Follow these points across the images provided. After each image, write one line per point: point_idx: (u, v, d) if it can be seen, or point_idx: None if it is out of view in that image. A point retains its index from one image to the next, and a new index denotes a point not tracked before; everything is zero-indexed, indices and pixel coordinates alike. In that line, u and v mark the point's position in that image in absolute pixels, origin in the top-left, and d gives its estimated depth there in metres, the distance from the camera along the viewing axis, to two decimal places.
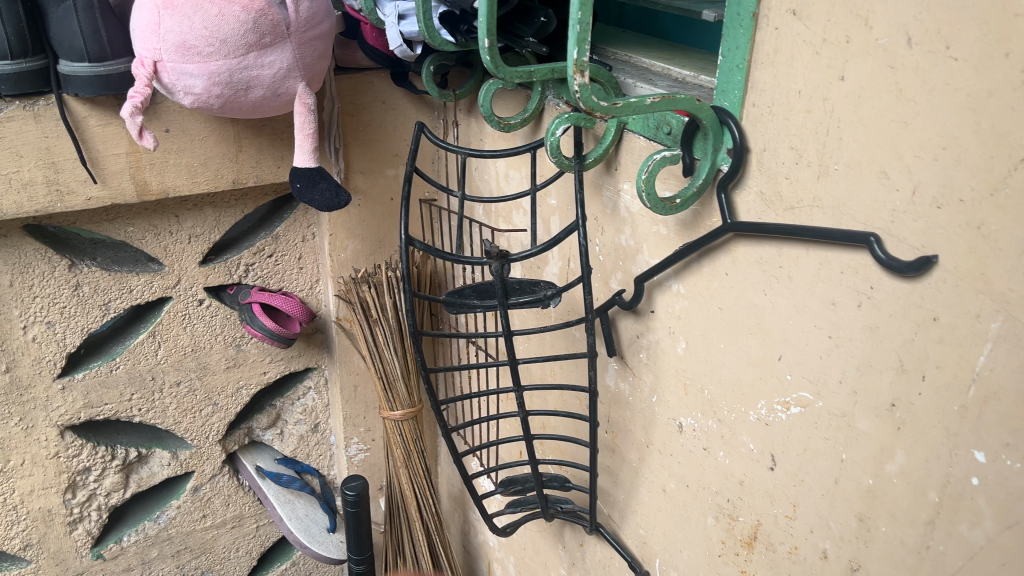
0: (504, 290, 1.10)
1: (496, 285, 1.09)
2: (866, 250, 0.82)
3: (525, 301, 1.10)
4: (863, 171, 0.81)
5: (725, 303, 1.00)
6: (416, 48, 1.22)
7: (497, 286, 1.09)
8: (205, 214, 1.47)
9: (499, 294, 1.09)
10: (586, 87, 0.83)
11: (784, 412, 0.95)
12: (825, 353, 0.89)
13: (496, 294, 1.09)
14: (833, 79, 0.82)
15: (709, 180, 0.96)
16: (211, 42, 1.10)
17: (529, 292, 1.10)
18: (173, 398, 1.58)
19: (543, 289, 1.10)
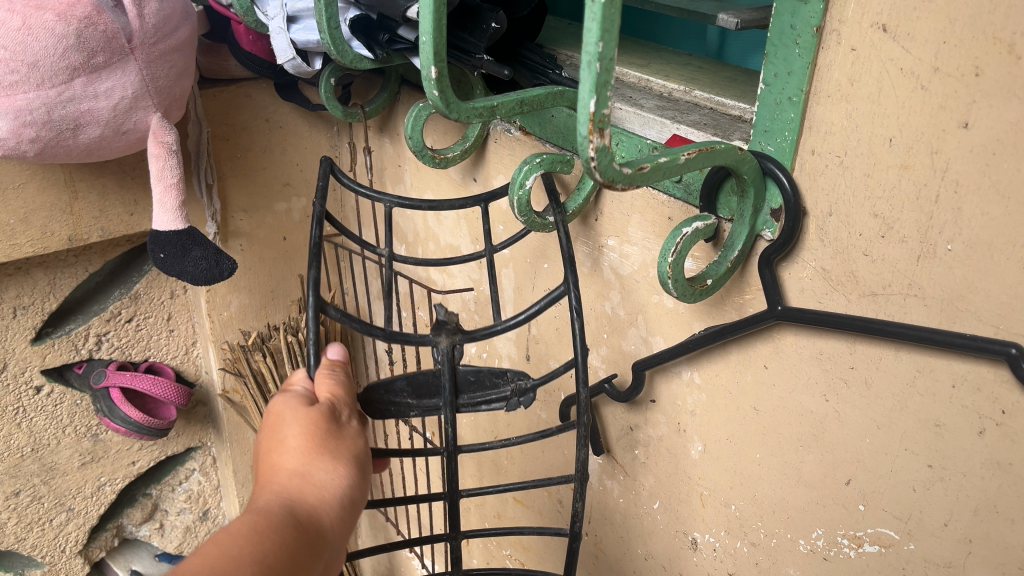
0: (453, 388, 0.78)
1: (445, 381, 0.77)
2: (998, 365, 0.59)
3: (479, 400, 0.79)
4: (995, 256, 0.57)
5: (762, 404, 0.77)
6: (315, 61, 0.91)
7: (446, 375, 0.77)
8: (34, 279, 1.10)
9: (446, 397, 0.78)
10: (605, 151, 0.55)
11: (854, 549, 0.73)
12: (922, 486, 0.66)
13: (443, 394, 0.78)
14: (948, 125, 0.58)
15: (745, 251, 0.71)
16: (13, 68, 0.76)
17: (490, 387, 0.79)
18: (12, 512, 1.23)
19: (505, 381, 0.79)
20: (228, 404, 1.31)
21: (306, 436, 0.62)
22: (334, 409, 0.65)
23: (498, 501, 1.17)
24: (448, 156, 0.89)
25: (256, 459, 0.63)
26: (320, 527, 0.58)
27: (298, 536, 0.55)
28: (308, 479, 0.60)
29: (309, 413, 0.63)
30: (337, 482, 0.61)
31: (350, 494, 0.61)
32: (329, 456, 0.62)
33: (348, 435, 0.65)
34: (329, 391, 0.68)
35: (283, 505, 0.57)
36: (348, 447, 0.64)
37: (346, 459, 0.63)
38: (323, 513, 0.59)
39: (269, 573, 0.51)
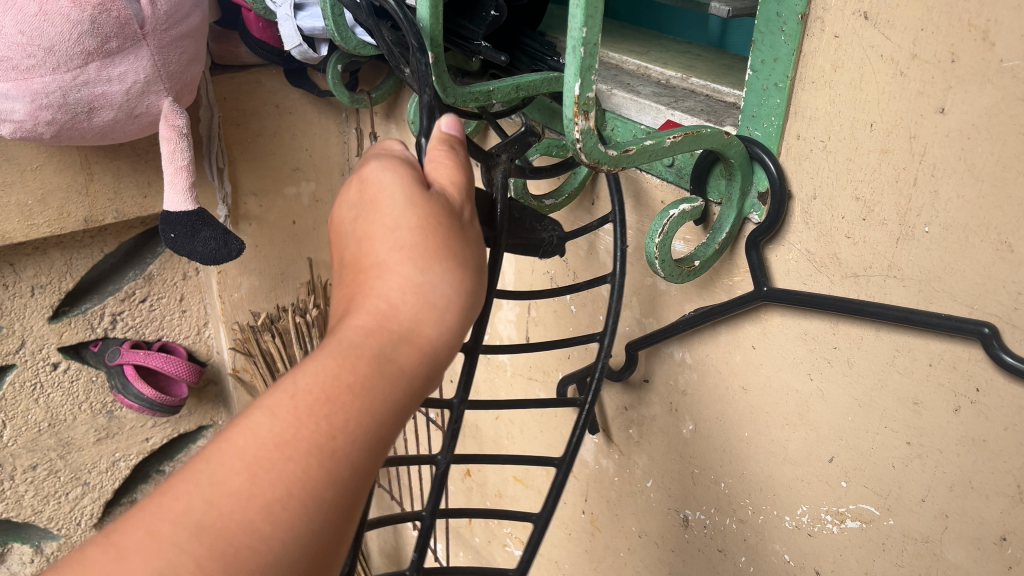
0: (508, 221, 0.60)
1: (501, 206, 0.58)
2: (972, 344, 0.61)
3: (518, 244, 0.66)
4: (969, 238, 0.59)
5: (751, 383, 0.79)
6: (321, 48, 0.94)
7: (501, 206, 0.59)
8: (51, 258, 1.14)
9: (501, 229, 0.59)
10: (591, 133, 0.57)
11: (837, 524, 0.75)
12: (901, 463, 0.68)
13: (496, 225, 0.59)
14: (926, 110, 0.59)
15: (733, 234, 0.73)
16: (31, 53, 0.79)
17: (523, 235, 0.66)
18: (29, 485, 1.27)
19: (545, 229, 0.67)
20: (238, 383, 1.36)
21: (419, 244, 0.46)
22: (457, 199, 0.50)
23: (499, 480, 1.19)
24: None
25: (352, 239, 0.48)
26: (425, 375, 0.46)
27: (394, 383, 0.44)
28: (421, 301, 0.45)
29: (428, 207, 0.47)
30: (453, 303, 0.47)
31: (463, 320, 0.48)
32: (448, 270, 0.46)
33: (470, 234, 0.50)
34: (451, 176, 0.51)
35: (387, 334, 0.44)
36: (472, 255, 0.49)
37: (471, 269, 0.48)
38: (432, 355, 0.46)
39: (357, 432, 0.42)
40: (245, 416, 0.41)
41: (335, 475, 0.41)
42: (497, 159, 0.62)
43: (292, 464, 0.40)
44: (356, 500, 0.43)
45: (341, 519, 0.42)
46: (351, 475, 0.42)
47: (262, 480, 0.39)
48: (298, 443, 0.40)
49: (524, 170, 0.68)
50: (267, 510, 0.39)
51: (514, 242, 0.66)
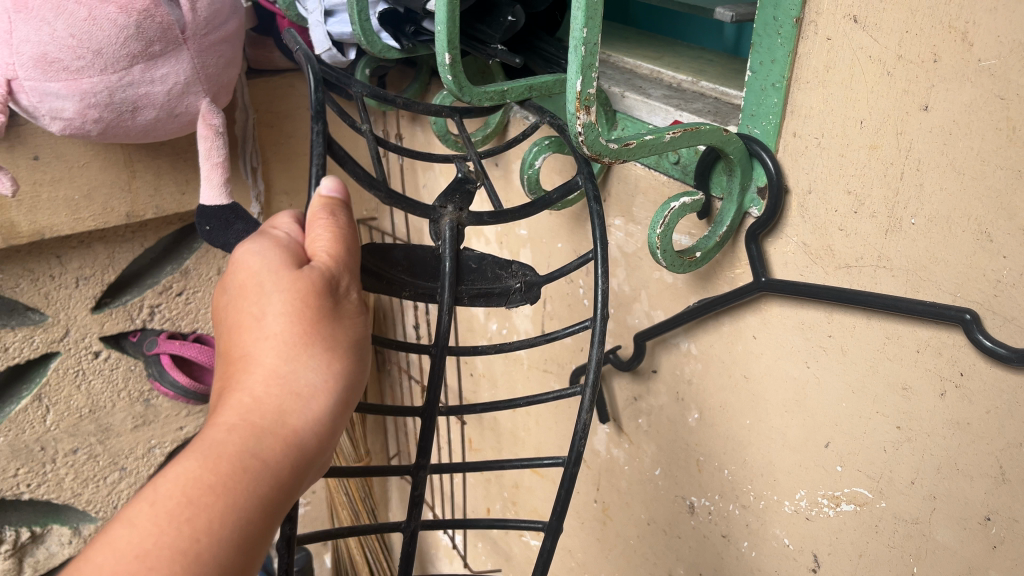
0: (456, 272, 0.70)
1: (448, 261, 0.69)
2: (955, 330, 0.64)
3: (481, 294, 0.72)
4: (953, 228, 0.62)
5: (752, 372, 0.82)
6: (350, 52, 0.99)
7: (447, 254, 0.69)
8: (95, 251, 1.20)
9: (445, 283, 0.69)
10: (592, 127, 0.62)
11: (832, 508, 0.78)
12: (892, 447, 0.71)
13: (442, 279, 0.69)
14: (911, 108, 0.63)
15: (734, 227, 0.76)
16: (80, 55, 0.85)
17: (489, 282, 0.72)
18: (70, 468, 1.33)
19: (510, 275, 0.73)
20: None
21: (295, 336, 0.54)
22: (335, 280, 0.57)
23: (516, 471, 1.23)
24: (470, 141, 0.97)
25: (230, 327, 0.56)
26: (301, 453, 0.53)
27: (261, 469, 0.51)
28: (292, 390, 0.53)
29: (294, 298, 0.54)
30: (320, 388, 0.54)
31: (334, 397, 0.55)
32: (319, 357, 0.54)
33: (347, 311, 0.58)
34: (329, 253, 0.58)
35: (253, 428, 0.52)
36: (345, 332, 0.57)
37: (336, 354, 0.55)
38: (305, 433, 0.54)
39: (230, 520, 0.49)
40: (115, 529, 0.47)
41: (212, 559, 0.48)
42: (440, 212, 0.70)
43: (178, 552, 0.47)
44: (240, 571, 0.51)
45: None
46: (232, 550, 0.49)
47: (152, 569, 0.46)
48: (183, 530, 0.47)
49: (482, 216, 0.70)
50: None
51: (476, 293, 0.72)
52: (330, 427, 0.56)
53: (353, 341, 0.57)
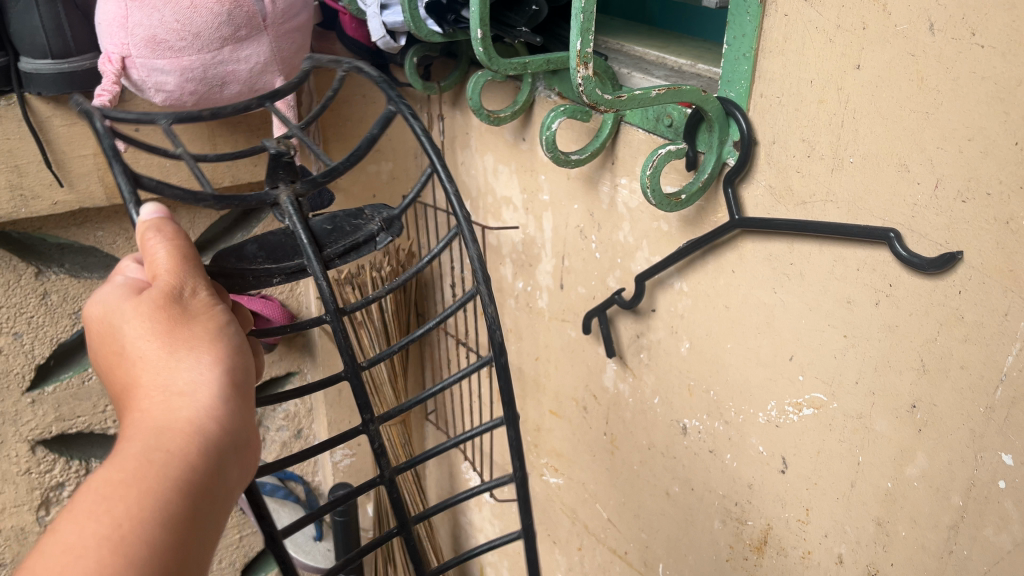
0: (315, 239, 0.76)
1: (302, 234, 0.75)
2: (883, 247, 0.79)
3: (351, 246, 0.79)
4: (882, 163, 0.77)
5: (732, 302, 0.97)
6: (400, 40, 1.17)
7: (302, 231, 0.75)
8: (179, 216, 1.43)
9: (311, 255, 0.76)
10: (589, 80, 0.79)
11: (796, 413, 0.92)
12: (840, 353, 0.86)
13: (305, 252, 0.76)
14: (847, 67, 0.78)
15: (714, 174, 0.92)
16: (183, 37, 1.05)
17: (350, 232, 0.79)
18: None
19: (367, 221, 0.80)
20: (323, 332, 1.58)
21: (164, 344, 0.62)
22: (182, 288, 0.65)
23: (538, 416, 1.39)
24: (500, 116, 1.10)
25: (118, 377, 0.65)
26: (205, 438, 0.59)
27: (168, 452, 0.57)
28: (177, 391, 0.61)
29: (150, 317, 0.63)
30: (204, 375, 0.62)
31: (221, 375, 0.63)
32: (192, 355, 0.63)
33: (206, 312, 0.66)
34: (167, 266, 0.65)
35: (151, 432, 0.58)
36: (206, 325, 0.65)
37: (204, 343, 0.63)
38: (201, 416, 0.60)
39: (153, 493, 0.54)
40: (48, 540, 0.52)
41: (145, 530, 0.53)
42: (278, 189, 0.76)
43: (115, 542, 0.51)
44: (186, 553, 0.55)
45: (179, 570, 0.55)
46: (163, 527, 0.54)
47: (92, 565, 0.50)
48: (112, 525, 0.52)
49: (314, 178, 0.76)
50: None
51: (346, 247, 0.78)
52: (228, 402, 0.62)
53: (217, 331, 0.65)
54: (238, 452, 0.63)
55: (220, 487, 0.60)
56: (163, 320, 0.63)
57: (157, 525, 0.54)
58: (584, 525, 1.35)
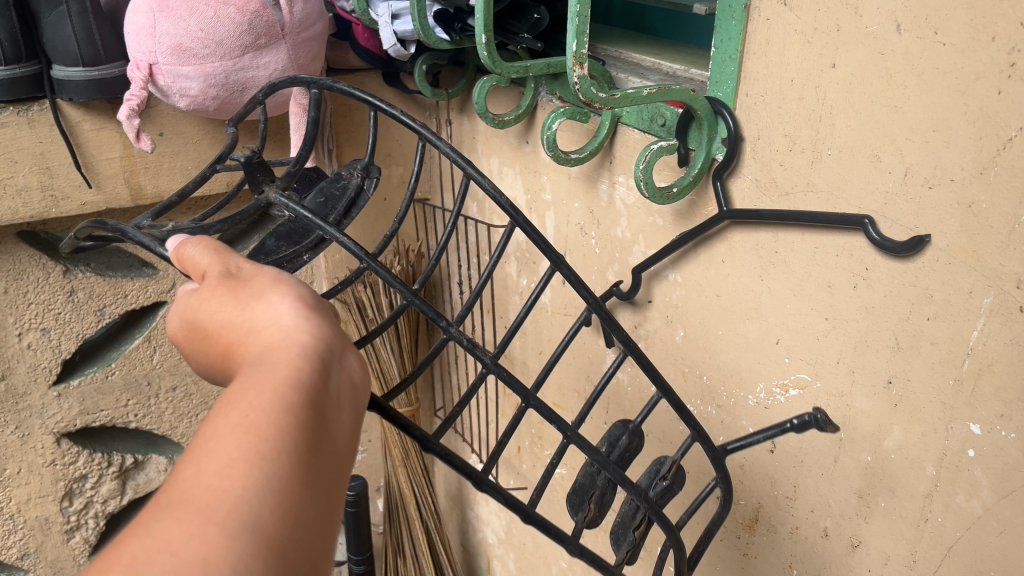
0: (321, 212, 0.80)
1: (303, 212, 0.69)
2: (859, 233, 0.84)
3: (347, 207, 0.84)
4: (856, 155, 0.83)
5: (722, 290, 1.02)
6: (410, 48, 1.23)
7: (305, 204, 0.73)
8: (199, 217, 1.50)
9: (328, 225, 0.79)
10: (585, 79, 0.86)
11: (783, 394, 0.98)
12: (822, 334, 0.91)
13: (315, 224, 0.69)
14: (823, 66, 0.84)
15: (704, 169, 0.98)
16: (206, 45, 1.12)
17: (337, 193, 0.85)
18: (170, 403, 1.62)
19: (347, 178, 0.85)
20: None
21: (235, 303, 0.54)
22: (229, 267, 0.58)
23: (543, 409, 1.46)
24: (504, 119, 1.16)
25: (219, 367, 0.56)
26: (302, 343, 0.49)
27: (279, 365, 0.47)
28: (258, 326, 0.52)
29: (211, 298, 0.55)
30: (286, 304, 0.52)
31: (302, 299, 0.53)
32: (261, 295, 0.54)
33: (261, 269, 0.57)
34: (207, 254, 0.59)
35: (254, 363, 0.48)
36: (263, 278, 0.56)
37: (268, 287, 0.54)
38: (295, 332, 0.50)
39: (267, 398, 0.44)
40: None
41: (270, 428, 0.43)
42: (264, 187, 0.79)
43: (231, 451, 0.41)
44: (295, 499, 0.41)
45: (269, 554, 0.39)
46: (290, 426, 0.43)
47: (156, 553, 0.36)
48: (227, 436, 0.42)
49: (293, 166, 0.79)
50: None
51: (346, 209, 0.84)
52: (320, 315, 0.52)
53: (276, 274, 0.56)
54: (349, 362, 0.51)
55: (339, 398, 0.49)
56: (223, 292, 0.55)
57: (285, 423, 0.43)
58: None
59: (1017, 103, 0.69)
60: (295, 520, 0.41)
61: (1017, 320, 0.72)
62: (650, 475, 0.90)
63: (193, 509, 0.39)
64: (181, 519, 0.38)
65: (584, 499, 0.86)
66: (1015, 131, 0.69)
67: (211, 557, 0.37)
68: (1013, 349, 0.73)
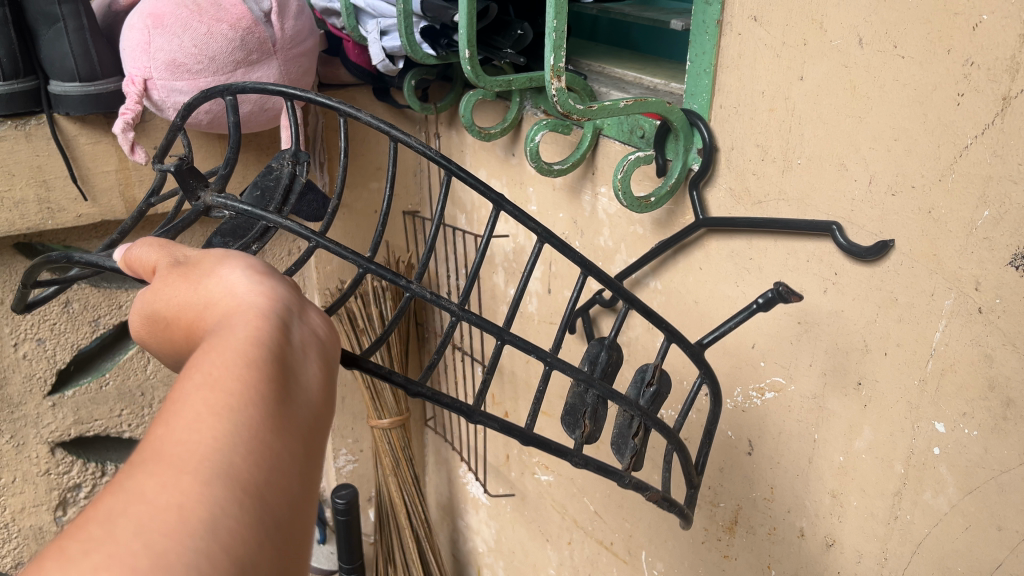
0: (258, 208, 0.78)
1: (242, 206, 0.69)
2: (827, 239, 0.87)
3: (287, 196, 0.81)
4: (824, 164, 0.86)
5: (700, 297, 1.05)
6: (398, 63, 1.27)
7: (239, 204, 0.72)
8: None
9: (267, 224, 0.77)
10: (563, 91, 0.89)
11: (759, 397, 1.00)
12: (795, 338, 0.94)
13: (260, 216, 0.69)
14: (792, 79, 0.87)
15: (681, 179, 1.01)
16: (200, 60, 1.15)
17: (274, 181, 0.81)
18: None
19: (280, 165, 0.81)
20: None
21: (189, 285, 0.56)
22: (178, 259, 0.60)
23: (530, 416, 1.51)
24: (490, 132, 1.19)
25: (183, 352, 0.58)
26: (257, 309, 0.51)
27: (237, 328, 0.49)
28: (214, 299, 0.54)
29: (165, 285, 0.57)
30: (237, 275, 0.54)
31: (252, 269, 0.55)
32: (213, 273, 0.56)
33: (209, 253, 0.59)
34: (157, 251, 0.62)
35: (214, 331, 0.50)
36: (212, 259, 0.58)
37: (219, 266, 0.57)
38: (249, 299, 0.52)
39: (227, 357, 0.46)
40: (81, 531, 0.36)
41: (233, 382, 0.44)
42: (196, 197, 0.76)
43: (197, 409, 0.43)
44: (264, 447, 0.43)
45: (244, 496, 0.40)
46: (252, 381, 0.45)
47: (131, 505, 0.37)
48: (190, 397, 0.44)
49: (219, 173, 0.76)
50: (146, 531, 0.36)
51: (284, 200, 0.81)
52: (273, 282, 0.55)
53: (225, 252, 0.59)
54: (307, 323, 0.54)
55: (300, 356, 0.51)
56: (174, 277, 0.57)
57: (247, 377, 0.45)
58: (574, 519, 1.45)
59: (972, 113, 0.72)
60: (269, 463, 0.42)
61: (977, 321, 0.75)
62: (636, 385, 0.86)
63: (164, 462, 0.40)
64: (153, 473, 0.39)
65: (578, 418, 0.83)
66: (970, 139, 0.72)
67: (187, 501, 0.38)
68: (974, 349, 0.76)
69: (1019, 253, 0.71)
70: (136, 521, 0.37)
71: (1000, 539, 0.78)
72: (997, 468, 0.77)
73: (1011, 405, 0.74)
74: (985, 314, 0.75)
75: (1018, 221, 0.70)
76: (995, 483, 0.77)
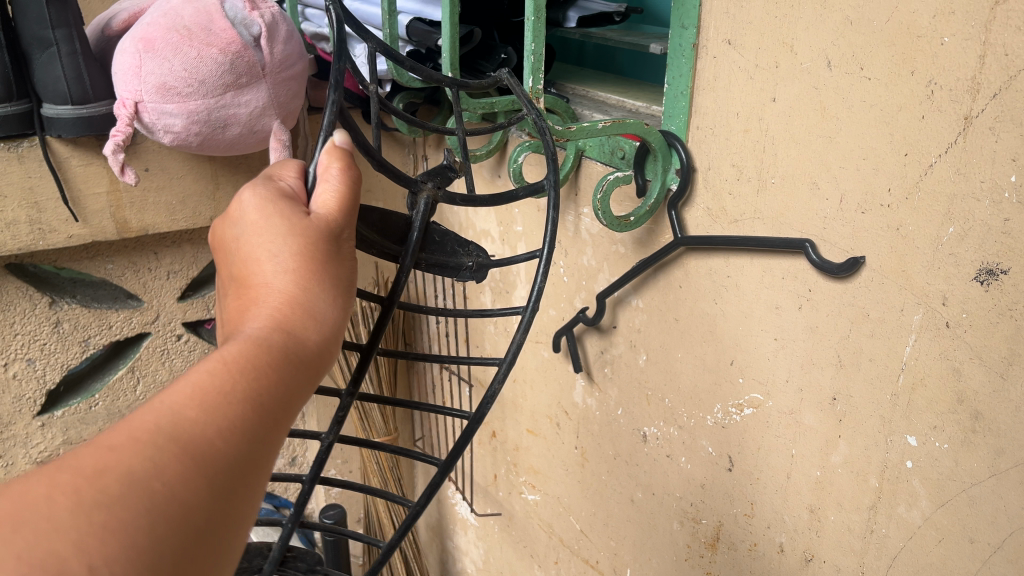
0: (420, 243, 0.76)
1: (414, 232, 0.74)
2: (801, 256, 0.89)
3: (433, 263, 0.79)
4: (797, 183, 0.87)
5: (680, 314, 1.07)
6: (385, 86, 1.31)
7: (416, 227, 0.74)
8: (182, 251, 1.56)
9: (407, 251, 0.74)
10: (542, 113, 0.91)
11: (738, 413, 1.02)
12: (772, 354, 0.95)
13: (408, 243, 0.74)
14: (766, 101, 0.89)
15: (660, 199, 1.03)
16: (189, 83, 1.16)
17: (449, 253, 0.80)
18: None
19: (466, 253, 0.80)
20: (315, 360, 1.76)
21: (313, 258, 0.59)
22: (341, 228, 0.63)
23: (517, 436, 1.53)
24: (477, 153, 1.20)
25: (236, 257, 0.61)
26: (317, 364, 0.56)
27: (300, 368, 0.54)
28: (307, 301, 0.58)
29: (304, 234, 0.60)
30: (332, 308, 0.59)
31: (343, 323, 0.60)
32: (324, 286, 0.59)
33: (346, 255, 0.63)
34: (335, 204, 0.63)
35: (285, 335, 0.55)
36: (343, 271, 0.62)
37: (339, 286, 0.60)
38: (323, 349, 0.57)
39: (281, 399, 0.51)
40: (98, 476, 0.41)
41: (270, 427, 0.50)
42: (420, 186, 0.74)
43: (242, 420, 0.48)
44: (252, 488, 0.49)
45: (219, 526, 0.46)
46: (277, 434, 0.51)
47: (149, 478, 0.42)
48: (245, 406, 0.49)
49: (453, 197, 0.75)
50: (150, 516, 0.42)
51: (432, 263, 0.79)
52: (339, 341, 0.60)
53: (350, 270, 0.62)
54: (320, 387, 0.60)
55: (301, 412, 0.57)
56: (316, 242, 0.60)
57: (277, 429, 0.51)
58: (561, 538, 1.46)
59: (936, 133, 0.74)
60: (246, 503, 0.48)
61: (945, 335, 0.77)
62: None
63: (193, 448, 0.45)
64: (181, 458, 0.44)
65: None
66: (935, 158, 0.74)
67: (186, 506, 0.43)
68: (943, 364, 0.78)
69: (983, 268, 0.72)
70: (146, 500, 0.42)
71: (972, 551, 0.79)
72: (968, 481, 0.78)
73: (979, 418, 0.75)
74: (952, 328, 0.76)
75: (982, 238, 0.72)
76: (967, 496, 0.78)
